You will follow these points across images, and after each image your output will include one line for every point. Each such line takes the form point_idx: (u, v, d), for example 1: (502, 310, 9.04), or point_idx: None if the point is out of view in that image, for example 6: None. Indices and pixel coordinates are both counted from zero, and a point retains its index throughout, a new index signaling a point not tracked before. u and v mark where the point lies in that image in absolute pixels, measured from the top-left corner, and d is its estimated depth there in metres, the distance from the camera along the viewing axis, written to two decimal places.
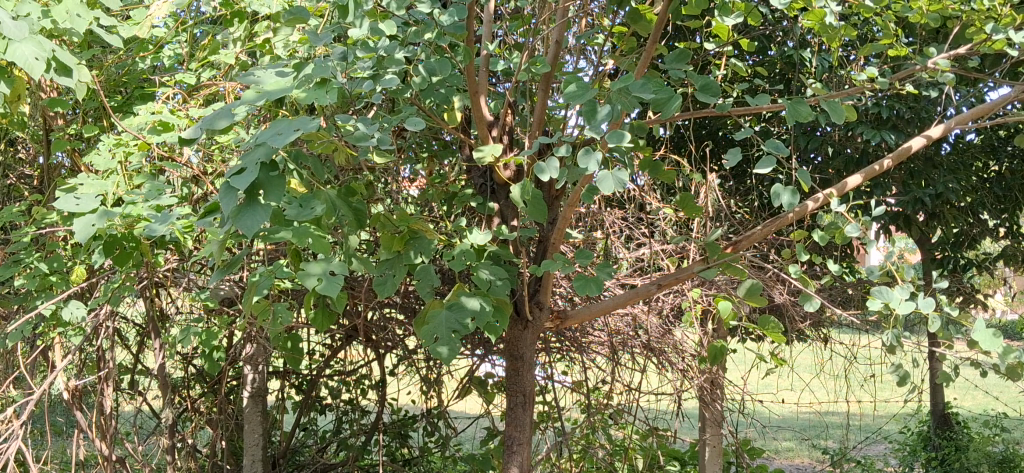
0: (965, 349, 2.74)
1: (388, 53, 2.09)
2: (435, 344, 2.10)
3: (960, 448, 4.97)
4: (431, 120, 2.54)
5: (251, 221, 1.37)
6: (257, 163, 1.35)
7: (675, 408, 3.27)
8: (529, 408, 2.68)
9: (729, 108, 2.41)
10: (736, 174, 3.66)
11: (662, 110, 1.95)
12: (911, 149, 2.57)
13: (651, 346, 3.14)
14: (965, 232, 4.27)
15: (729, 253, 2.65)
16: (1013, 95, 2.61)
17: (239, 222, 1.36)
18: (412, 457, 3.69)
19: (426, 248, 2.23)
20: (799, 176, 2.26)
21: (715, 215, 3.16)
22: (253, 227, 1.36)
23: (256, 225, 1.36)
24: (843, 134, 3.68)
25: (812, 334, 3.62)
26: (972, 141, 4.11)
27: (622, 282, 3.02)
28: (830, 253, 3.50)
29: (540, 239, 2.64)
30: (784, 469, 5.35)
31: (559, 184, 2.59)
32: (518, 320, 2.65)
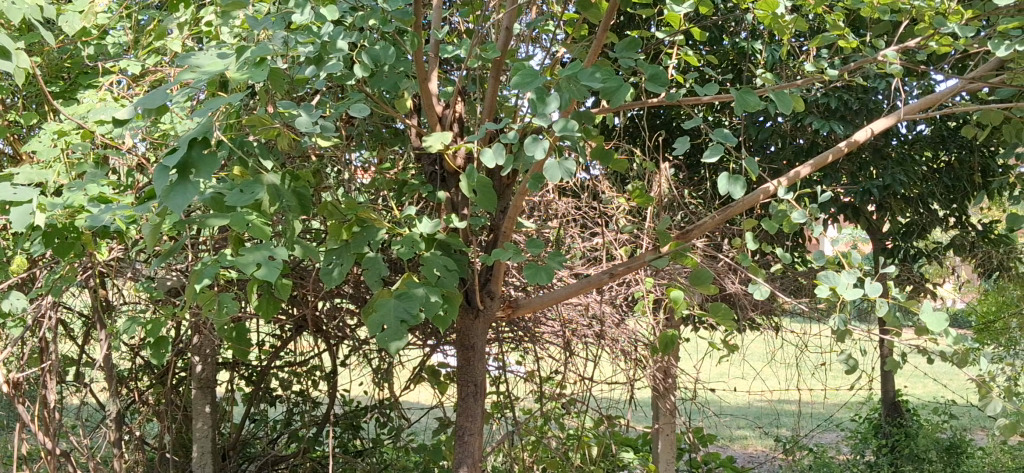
0: (912, 337, 2.76)
1: (333, 38, 2.05)
2: (382, 333, 2.06)
3: (910, 435, 5.02)
4: (380, 108, 2.51)
5: (181, 199, 1.32)
6: (186, 139, 1.32)
7: (628, 398, 3.26)
8: (481, 398, 2.64)
9: (679, 97, 2.40)
10: (688, 164, 3.66)
11: (610, 99, 1.93)
12: (860, 140, 2.57)
13: (605, 335, 3.12)
14: (915, 222, 4.31)
15: (680, 242, 2.64)
16: (961, 86, 2.63)
17: (169, 200, 1.31)
18: (364, 448, 3.65)
19: (374, 238, 2.19)
20: (746, 165, 2.25)
21: (668, 204, 3.16)
22: (180, 207, 1.31)
23: (186, 203, 1.31)
24: (794, 125, 3.70)
25: (764, 323, 3.63)
26: (921, 132, 4.15)
27: (575, 272, 3.01)
28: (782, 243, 3.51)
29: (491, 228, 2.61)
30: (737, 457, 5.38)
31: (509, 173, 2.57)
32: (469, 310, 2.61)
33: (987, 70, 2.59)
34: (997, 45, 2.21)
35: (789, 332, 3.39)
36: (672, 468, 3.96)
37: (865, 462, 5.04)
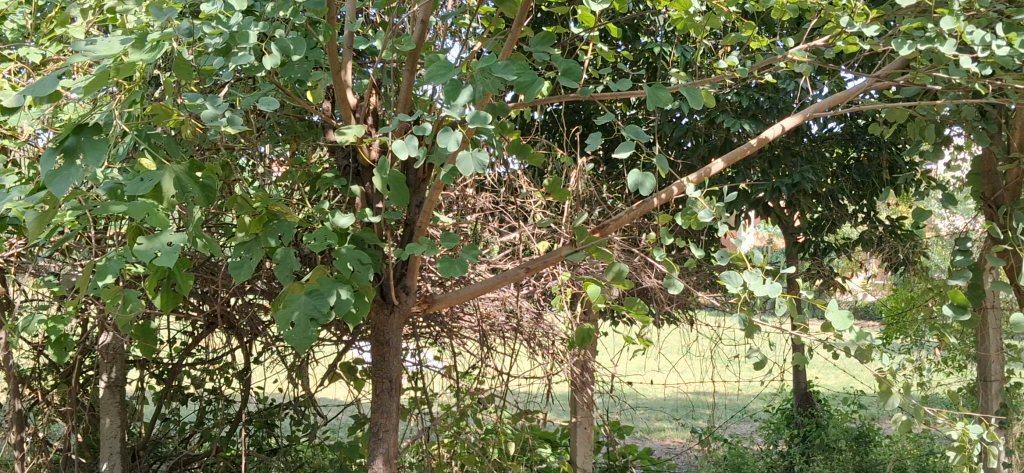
0: (820, 331, 2.82)
1: (241, 28, 2.00)
2: (291, 327, 1.98)
3: (820, 425, 5.15)
4: (292, 100, 2.46)
5: (66, 182, 1.27)
6: (74, 122, 1.31)
7: (545, 392, 3.27)
8: (396, 394, 2.61)
9: (594, 93, 2.41)
10: (605, 159, 3.68)
11: (525, 93, 1.92)
12: (770, 137, 2.61)
13: (523, 329, 3.11)
14: (826, 217, 4.41)
15: (596, 236, 2.64)
16: (869, 85, 2.68)
17: (53, 182, 1.27)
18: (279, 446, 3.59)
19: (286, 232, 2.14)
20: (656, 161, 2.27)
21: (585, 199, 3.16)
22: (63, 189, 1.26)
23: (70, 183, 1.27)
24: (709, 122, 3.75)
25: (679, 316, 3.68)
26: (832, 130, 4.24)
27: (493, 266, 3.00)
28: (697, 237, 3.56)
29: (406, 222, 2.58)
30: (655, 449, 5.45)
31: (424, 167, 2.55)
32: (384, 305, 2.58)
33: (893, 69, 2.65)
34: (901, 45, 2.27)
35: (703, 325, 3.44)
36: (589, 461, 3.98)
37: (777, 451, 5.16)
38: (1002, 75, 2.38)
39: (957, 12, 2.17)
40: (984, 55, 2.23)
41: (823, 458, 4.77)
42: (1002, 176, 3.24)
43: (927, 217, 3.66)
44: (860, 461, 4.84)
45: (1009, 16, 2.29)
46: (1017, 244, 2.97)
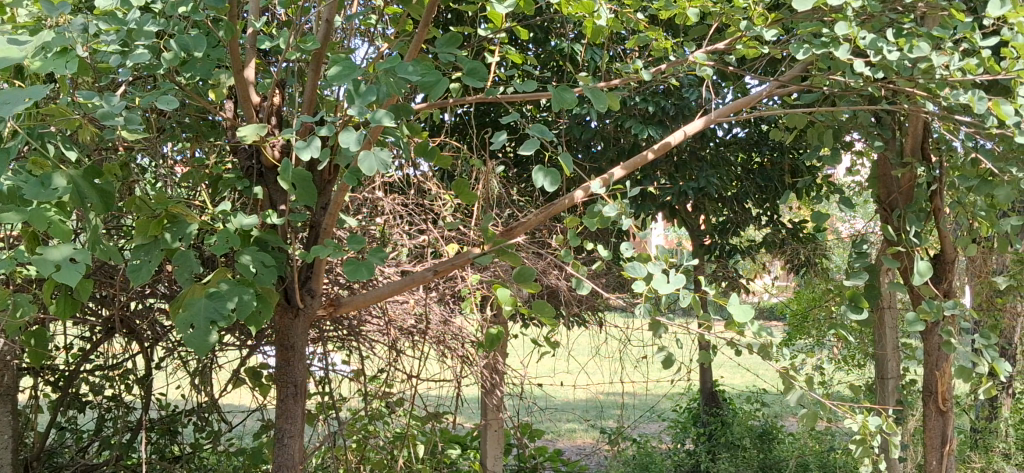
0: (723, 330, 2.87)
1: (138, 25, 1.94)
2: (190, 332, 1.92)
3: (725, 423, 5.25)
4: (193, 99, 2.40)
5: None
6: None
7: (455, 395, 3.25)
8: (301, 399, 2.56)
9: (500, 94, 2.41)
10: (515, 161, 3.70)
11: (428, 93, 1.90)
12: (674, 141, 2.65)
13: (431, 332, 3.09)
14: (731, 220, 4.51)
15: (504, 238, 2.63)
16: (769, 90, 2.74)
17: None
18: (181, 454, 3.50)
19: (186, 233, 2.08)
20: (560, 160, 2.29)
21: (494, 202, 3.17)
22: None
23: None
24: (616, 126, 3.79)
25: (587, 318, 3.70)
26: (737, 135, 4.34)
27: (401, 269, 2.97)
28: (605, 239, 3.59)
29: (312, 224, 2.54)
30: (565, 450, 5.48)
31: (330, 168, 2.52)
32: (288, 308, 2.53)
33: (793, 75, 2.72)
34: (798, 49, 2.33)
35: (611, 326, 3.47)
36: (499, 463, 3.99)
37: (684, 450, 5.24)
38: (894, 78, 2.46)
39: (850, 17, 2.24)
40: (876, 60, 2.31)
41: (728, 456, 4.86)
42: (897, 180, 3.32)
43: (826, 219, 3.77)
44: (764, 459, 4.94)
45: (899, 23, 2.38)
46: (909, 245, 3.08)
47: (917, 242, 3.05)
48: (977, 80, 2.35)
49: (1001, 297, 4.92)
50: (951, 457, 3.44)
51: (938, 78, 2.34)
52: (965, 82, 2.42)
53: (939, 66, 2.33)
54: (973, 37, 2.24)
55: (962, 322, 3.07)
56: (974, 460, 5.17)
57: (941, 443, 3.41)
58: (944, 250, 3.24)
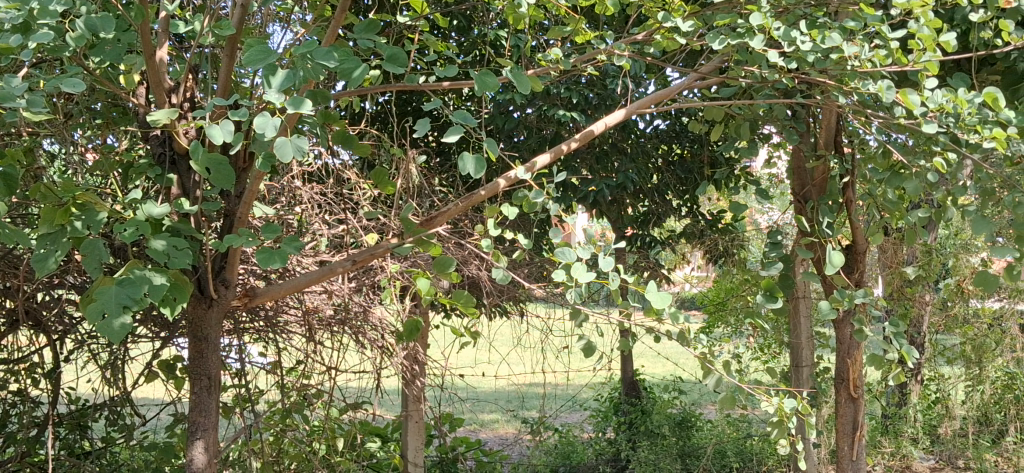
0: (643, 318, 2.90)
1: (41, 4, 1.87)
2: (104, 318, 1.78)
3: (645, 412, 5.27)
4: (102, 83, 2.32)
5: None
6: None
7: (376, 386, 3.21)
8: (216, 392, 2.49)
9: (419, 81, 2.38)
10: (438, 151, 3.68)
11: (348, 79, 1.82)
12: (594, 132, 2.66)
13: (352, 323, 3.05)
14: (652, 212, 4.56)
15: (424, 228, 2.61)
16: (687, 82, 2.77)
17: None
18: (92, 449, 3.39)
19: (96, 221, 1.98)
20: (483, 144, 2.26)
21: (415, 191, 3.14)
22: None
23: None
24: (539, 116, 3.80)
25: (509, 308, 3.70)
26: (658, 127, 4.40)
27: (319, 259, 2.92)
28: (527, 229, 3.59)
29: (227, 213, 2.48)
30: (487, 441, 5.46)
31: (245, 156, 2.46)
32: (202, 299, 2.46)
33: (711, 68, 2.76)
34: (714, 39, 2.37)
35: (533, 316, 3.48)
36: (420, 455, 3.96)
37: (605, 440, 5.25)
38: (808, 70, 2.51)
39: (764, 8, 2.28)
40: (790, 50, 2.36)
41: (648, 444, 4.92)
42: (810, 172, 3.39)
43: (744, 210, 3.83)
44: (683, 447, 5.01)
45: (812, 15, 2.44)
46: (822, 236, 3.15)
47: (830, 233, 3.12)
48: (886, 71, 2.42)
49: (910, 286, 5.08)
50: (861, 442, 3.54)
51: (849, 69, 2.40)
52: (874, 74, 2.48)
53: (849, 57, 2.39)
54: (882, 30, 2.30)
55: (872, 310, 3.15)
56: (884, 445, 5.33)
57: (852, 428, 3.50)
58: (855, 241, 3.32)
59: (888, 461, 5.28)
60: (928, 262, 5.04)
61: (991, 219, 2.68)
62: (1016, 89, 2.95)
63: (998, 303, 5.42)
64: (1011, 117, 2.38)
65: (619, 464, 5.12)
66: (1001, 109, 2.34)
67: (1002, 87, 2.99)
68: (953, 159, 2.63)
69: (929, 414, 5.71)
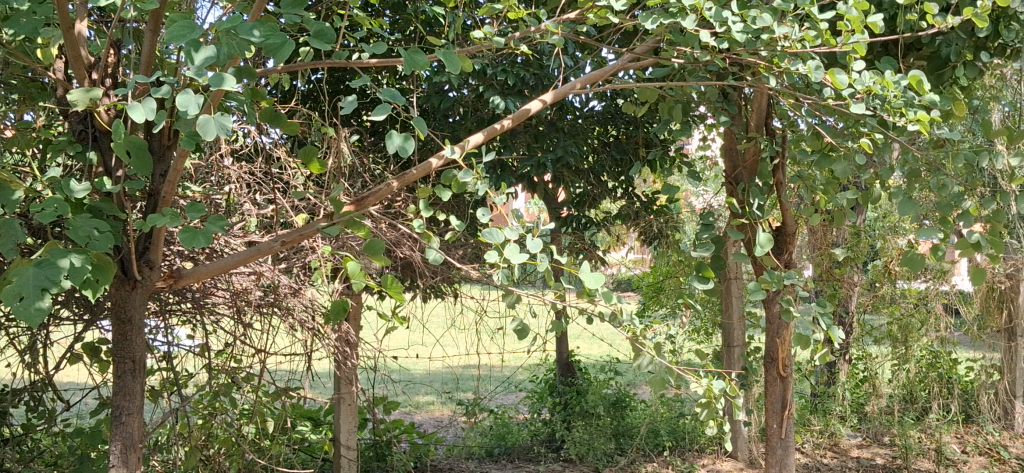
0: (576, 299, 2.90)
1: None
2: (20, 302, 1.71)
3: (581, 392, 5.21)
4: (18, 57, 2.23)
5: None
6: None
7: (306, 369, 3.17)
8: (141, 375, 2.43)
9: (350, 57, 2.33)
10: (371, 131, 3.63)
11: (274, 56, 1.68)
12: (529, 112, 2.64)
13: (282, 306, 3.00)
14: (587, 193, 4.57)
15: (355, 209, 2.56)
16: (622, 62, 2.76)
17: None
18: (12, 436, 3.29)
19: (11, 200, 1.88)
20: (413, 123, 2.23)
21: (346, 171, 3.09)
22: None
23: None
24: (474, 96, 3.77)
25: (443, 289, 3.68)
26: (593, 107, 4.38)
27: (247, 240, 2.86)
28: (461, 209, 3.56)
29: (151, 192, 2.41)
30: (422, 423, 5.42)
31: (169, 133, 2.39)
32: (125, 280, 2.39)
33: (644, 49, 2.75)
34: (646, 18, 2.37)
35: (467, 298, 3.46)
36: (353, 437, 3.93)
37: (540, 421, 5.24)
38: (740, 51, 2.52)
39: None
40: (721, 31, 2.37)
41: (583, 425, 4.96)
42: (742, 153, 3.42)
43: (678, 191, 3.86)
44: (617, 427, 5.06)
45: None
46: (753, 217, 3.18)
47: (760, 214, 3.16)
48: (815, 52, 2.44)
49: (839, 268, 5.19)
50: (789, 420, 3.61)
51: (779, 50, 2.42)
52: (803, 55, 2.50)
53: (779, 38, 2.41)
54: (811, 12, 2.31)
55: (800, 291, 3.20)
56: (813, 422, 5.45)
57: (781, 407, 3.57)
58: (785, 223, 3.36)
59: (817, 439, 5.40)
60: (856, 244, 5.16)
61: (915, 201, 2.74)
62: (941, 74, 3.02)
63: (923, 285, 5.51)
64: (935, 100, 2.42)
65: (554, 445, 5.15)
66: (926, 92, 2.38)
67: (927, 73, 3.04)
68: (879, 141, 2.67)
69: (857, 392, 5.84)
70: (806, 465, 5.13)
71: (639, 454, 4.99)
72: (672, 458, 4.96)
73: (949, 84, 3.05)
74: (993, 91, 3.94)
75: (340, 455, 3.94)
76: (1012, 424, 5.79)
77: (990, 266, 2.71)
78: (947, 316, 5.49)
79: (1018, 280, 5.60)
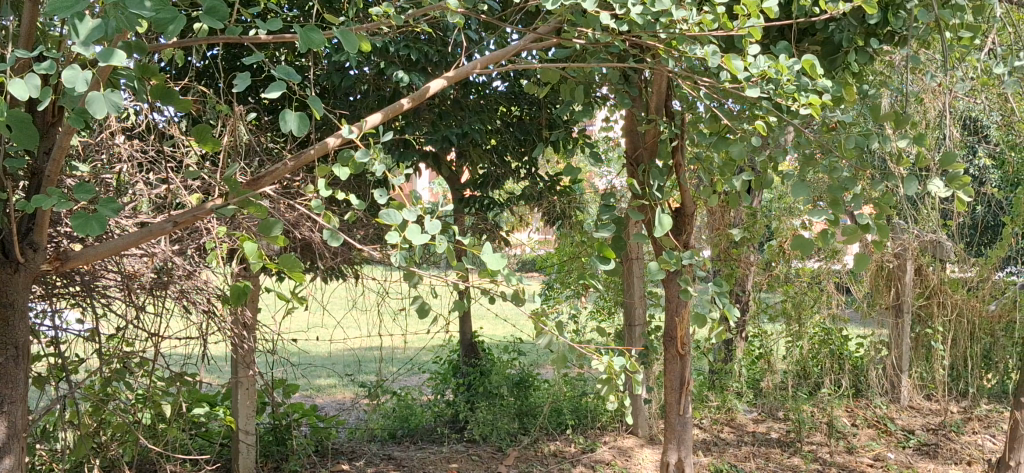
0: (478, 279, 2.89)
1: None
2: None
3: (484, 373, 5.20)
4: None
5: None
6: None
7: (202, 353, 3.08)
8: (24, 362, 2.31)
9: (244, 33, 2.26)
10: (269, 109, 3.54)
11: (165, 32, 1.55)
12: (429, 92, 2.61)
13: (175, 288, 2.90)
14: (490, 174, 4.56)
15: (250, 189, 2.49)
16: (524, 42, 2.74)
17: None
18: None
19: None
20: (309, 101, 2.17)
21: (243, 150, 3.01)
22: None
23: None
24: (375, 75, 3.72)
25: (344, 270, 3.62)
26: (496, 88, 4.36)
27: (138, 220, 2.76)
28: (362, 189, 3.52)
29: (34, 172, 2.29)
30: (324, 406, 5.36)
31: (54, 110, 2.28)
32: (6, 264, 2.27)
33: (547, 29, 2.74)
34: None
35: (368, 279, 3.42)
36: (252, 422, 3.87)
37: (443, 402, 5.22)
38: (640, 33, 2.54)
39: None
40: (621, 12, 2.38)
41: (486, 404, 4.97)
42: (643, 135, 3.46)
43: (580, 173, 3.88)
44: (520, 407, 5.12)
45: None
46: (653, 198, 3.22)
47: (660, 196, 3.19)
48: (713, 36, 2.47)
49: (735, 248, 5.34)
50: (687, 396, 3.68)
51: (677, 33, 2.44)
52: (702, 38, 2.53)
53: (677, 21, 2.43)
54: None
55: (698, 271, 3.26)
56: (710, 398, 5.58)
57: (679, 384, 3.64)
58: (684, 204, 3.42)
59: (714, 414, 5.54)
60: (752, 225, 5.31)
61: (807, 184, 2.80)
62: (833, 60, 3.11)
63: (816, 264, 5.72)
64: (827, 83, 2.48)
65: (457, 426, 5.15)
66: (818, 76, 2.43)
67: (820, 59, 3.13)
68: (774, 123, 2.73)
69: (753, 368, 5.99)
70: (704, 441, 5.25)
71: (542, 433, 5.03)
72: (574, 436, 5.02)
73: (841, 70, 3.14)
74: (882, 77, 4.08)
75: (238, 439, 3.87)
76: (898, 397, 6.03)
77: (877, 248, 2.79)
78: (839, 294, 5.68)
79: (905, 258, 5.83)
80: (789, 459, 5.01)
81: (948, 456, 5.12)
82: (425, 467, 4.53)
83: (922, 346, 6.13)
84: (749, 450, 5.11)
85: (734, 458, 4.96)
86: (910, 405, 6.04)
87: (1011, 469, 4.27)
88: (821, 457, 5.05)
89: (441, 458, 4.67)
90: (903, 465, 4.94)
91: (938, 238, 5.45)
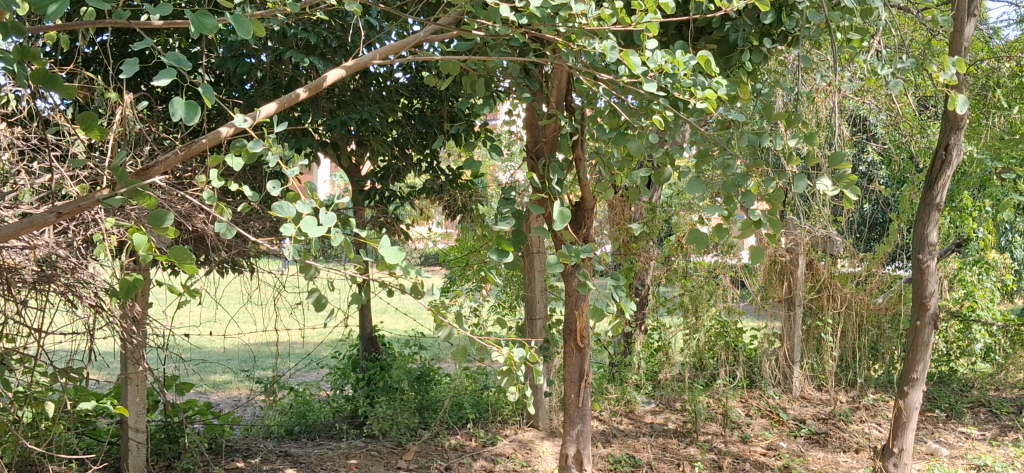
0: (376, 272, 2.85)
1: None
2: None
3: (384, 367, 5.16)
4: None
5: None
6: None
7: (89, 349, 2.96)
8: None
9: (131, 18, 2.17)
10: (160, 96, 3.43)
11: (44, 12, 1.46)
12: (326, 82, 2.55)
13: (59, 282, 2.78)
14: (391, 166, 4.52)
15: (137, 178, 2.40)
16: (425, 33, 2.71)
17: None
18: None
19: None
20: (200, 89, 2.09)
21: (132, 138, 2.90)
22: None
23: None
24: (272, 64, 3.64)
25: (239, 264, 3.53)
26: (397, 80, 4.31)
27: (19, 210, 2.63)
28: (258, 181, 3.43)
29: None
30: (219, 403, 5.24)
31: None
32: None
33: (447, 20, 2.71)
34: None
35: (262, 273, 3.34)
36: (142, 420, 3.74)
37: (342, 397, 5.16)
38: (539, 26, 2.54)
39: None
40: (520, 5, 2.37)
41: (386, 400, 4.94)
42: (544, 128, 3.47)
43: (481, 166, 3.87)
44: (420, 401, 5.10)
45: None
46: (553, 191, 3.24)
47: (560, 189, 3.21)
48: (611, 30, 2.49)
49: (634, 242, 5.42)
50: (586, 388, 3.71)
51: (577, 26, 2.44)
52: (601, 32, 2.55)
53: (577, 14, 2.43)
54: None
55: (597, 265, 3.28)
56: (609, 391, 5.64)
57: (579, 377, 3.66)
58: (583, 198, 3.44)
59: (614, 406, 5.61)
60: (652, 220, 5.38)
61: (703, 180, 2.85)
62: (729, 59, 3.17)
63: (713, 258, 5.85)
64: (722, 79, 2.53)
65: (356, 422, 5.08)
66: (713, 73, 2.47)
67: (716, 57, 3.19)
68: (671, 119, 2.76)
69: (651, 360, 6.09)
70: (603, 432, 5.32)
71: (443, 428, 5.01)
72: (475, 430, 5.02)
73: (735, 68, 3.21)
74: (776, 76, 4.19)
75: (127, 438, 3.75)
76: (790, 388, 6.22)
77: (770, 242, 2.86)
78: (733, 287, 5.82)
79: (796, 252, 6.01)
80: (685, 449, 5.11)
81: (837, 444, 5.30)
82: (323, 463, 4.47)
83: (812, 338, 6.33)
84: (647, 441, 5.19)
85: (632, 448, 5.03)
86: (802, 395, 6.22)
87: (894, 455, 4.42)
88: (717, 446, 5.17)
89: (340, 454, 4.61)
90: (794, 454, 5.09)
91: (828, 234, 5.63)
